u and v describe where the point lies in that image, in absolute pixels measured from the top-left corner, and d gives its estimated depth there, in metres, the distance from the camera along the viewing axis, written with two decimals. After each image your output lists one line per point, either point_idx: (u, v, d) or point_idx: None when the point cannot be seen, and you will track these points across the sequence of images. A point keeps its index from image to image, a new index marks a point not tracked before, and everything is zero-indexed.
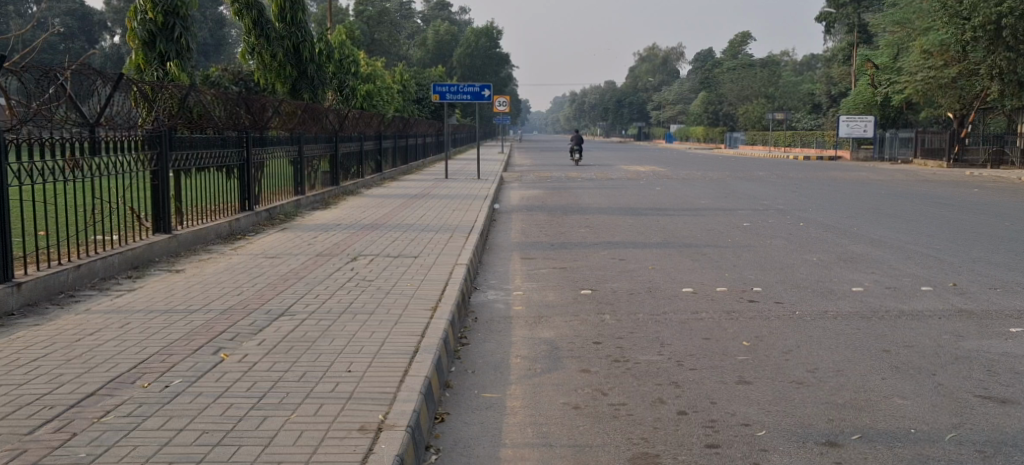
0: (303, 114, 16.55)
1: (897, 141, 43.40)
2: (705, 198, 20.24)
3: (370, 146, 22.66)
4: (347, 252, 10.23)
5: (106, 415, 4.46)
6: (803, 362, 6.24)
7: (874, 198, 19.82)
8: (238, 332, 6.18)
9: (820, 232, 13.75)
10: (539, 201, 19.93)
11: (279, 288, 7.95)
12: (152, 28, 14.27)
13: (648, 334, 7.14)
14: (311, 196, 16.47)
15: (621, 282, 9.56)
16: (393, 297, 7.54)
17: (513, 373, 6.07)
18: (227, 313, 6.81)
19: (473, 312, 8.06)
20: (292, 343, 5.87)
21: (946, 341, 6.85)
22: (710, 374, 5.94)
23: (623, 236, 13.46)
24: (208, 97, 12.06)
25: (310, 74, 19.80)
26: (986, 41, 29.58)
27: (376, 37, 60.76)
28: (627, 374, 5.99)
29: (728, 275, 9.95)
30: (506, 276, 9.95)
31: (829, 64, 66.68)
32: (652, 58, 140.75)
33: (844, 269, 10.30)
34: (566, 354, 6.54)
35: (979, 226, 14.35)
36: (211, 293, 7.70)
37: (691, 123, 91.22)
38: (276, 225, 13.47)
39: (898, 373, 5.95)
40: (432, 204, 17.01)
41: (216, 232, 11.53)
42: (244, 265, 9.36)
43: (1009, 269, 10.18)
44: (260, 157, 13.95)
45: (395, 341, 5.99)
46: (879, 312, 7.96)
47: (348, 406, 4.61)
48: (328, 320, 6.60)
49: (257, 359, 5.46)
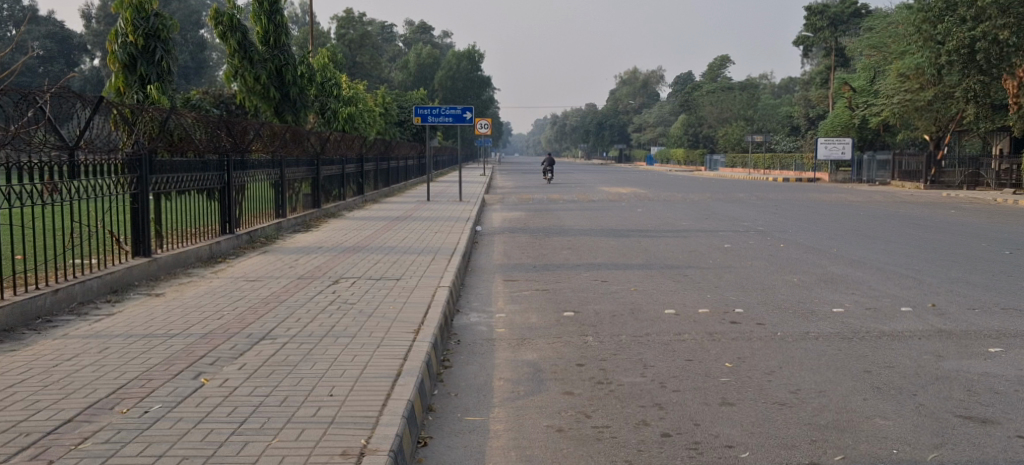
0: (285, 137, 16.53)
1: (875, 163, 43.87)
2: (686, 219, 20.36)
3: (351, 169, 22.64)
4: (329, 275, 10.20)
5: (84, 442, 4.39)
6: (786, 383, 6.26)
7: (853, 219, 19.98)
8: (218, 357, 6.11)
9: (801, 253, 13.86)
10: (521, 223, 19.96)
11: (259, 312, 7.89)
12: (133, 51, 14.10)
13: (631, 355, 7.14)
14: (292, 218, 16.43)
15: (603, 304, 9.56)
16: (375, 320, 7.50)
17: (495, 396, 6.06)
18: (208, 338, 6.74)
19: (456, 334, 8.04)
20: (273, 368, 5.82)
21: (926, 361, 6.89)
22: (694, 397, 5.94)
23: (605, 258, 13.51)
24: (190, 120, 12.00)
25: (293, 97, 19.79)
26: (961, 65, 29.87)
27: (358, 60, 60.92)
28: (610, 396, 5.99)
29: (710, 296, 9.98)
30: (489, 299, 9.95)
31: (806, 87, 67.36)
32: (633, 81, 141.67)
33: (825, 289, 10.38)
34: (549, 377, 6.53)
35: (957, 247, 14.48)
36: (190, 317, 7.62)
37: (671, 145, 91.81)
38: (257, 248, 13.42)
39: (880, 393, 5.98)
40: (415, 226, 17.02)
41: (196, 255, 11.47)
42: (225, 288, 9.29)
43: (988, 289, 10.26)
44: (241, 180, 13.92)
45: (377, 364, 5.97)
46: (859, 332, 7.99)
47: (330, 431, 4.57)
48: (310, 344, 6.55)
49: (238, 383, 5.40)
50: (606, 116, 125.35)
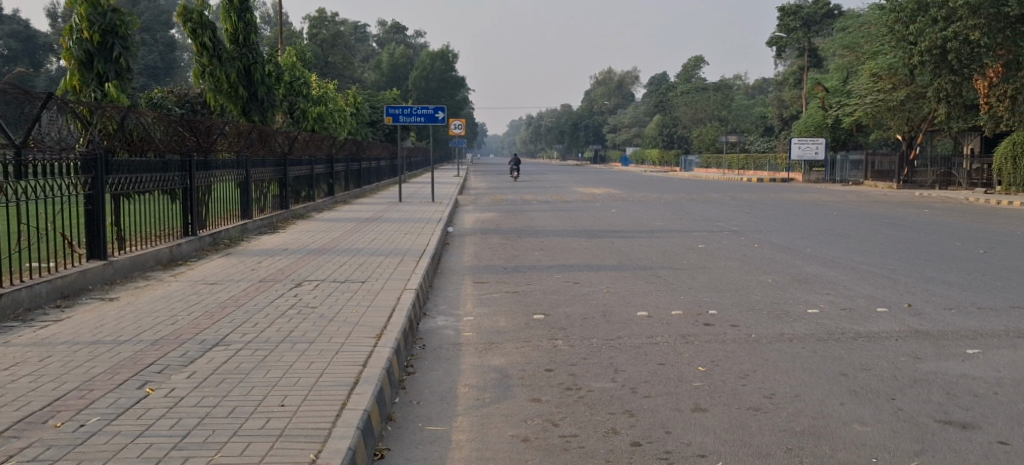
0: (251, 136, 16.14)
1: (848, 164, 44.05)
2: (661, 219, 20.20)
3: (320, 169, 22.28)
4: (291, 278, 9.89)
5: (9, 460, 4.08)
6: (760, 387, 6.04)
7: (828, 219, 19.90)
8: (167, 365, 5.81)
9: (775, 253, 13.71)
10: (493, 224, 19.72)
11: (215, 317, 7.56)
12: (89, 48, 12.74)
13: (601, 360, 6.91)
14: (258, 220, 16.06)
15: (574, 306, 9.33)
16: (335, 325, 7.21)
17: (459, 404, 5.81)
18: (158, 345, 6.42)
19: (421, 339, 7.77)
20: (224, 376, 5.53)
21: (903, 363, 6.70)
22: (665, 402, 5.71)
23: (578, 259, 13.28)
24: (149, 119, 11.61)
25: (260, 96, 19.30)
26: (931, 65, 29.75)
27: (330, 60, 60.41)
28: (579, 403, 5.75)
29: (683, 297, 9.79)
30: (457, 301, 9.67)
31: (779, 88, 67.63)
32: (608, 82, 141.72)
33: (799, 290, 10.20)
34: (516, 383, 6.28)
35: (931, 246, 14.41)
36: (142, 323, 7.29)
37: (645, 147, 91.96)
38: (219, 251, 13.06)
39: (856, 397, 5.77)
40: (385, 228, 16.73)
41: (155, 258, 11.10)
42: (182, 292, 8.96)
43: (963, 289, 10.14)
44: (204, 181, 13.56)
45: (335, 371, 5.69)
46: (835, 334, 7.82)
47: (278, 444, 4.30)
48: (265, 351, 6.25)
49: (184, 394, 5.11)
50: (581, 116, 125.44)
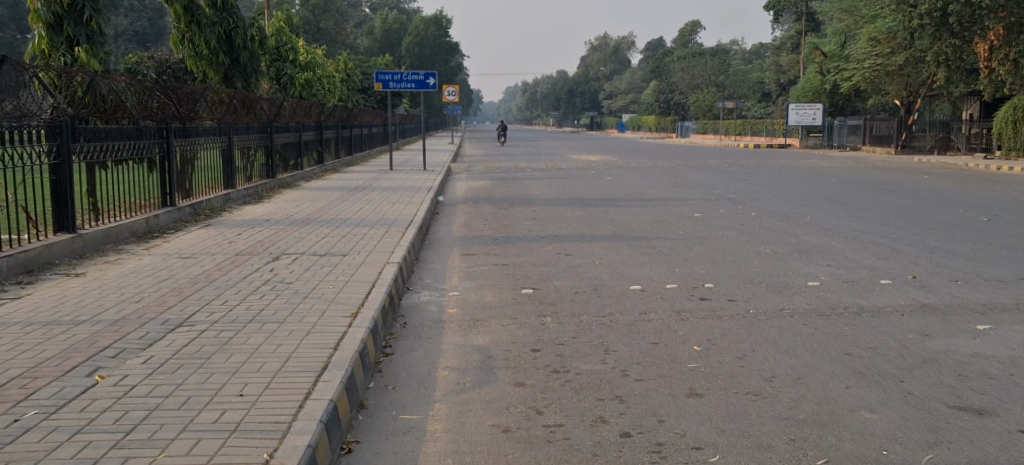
0: (234, 103, 15.58)
1: (846, 128, 43.45)
2: (656, 187, 19.77)
3: (309, 137, 21.77)
4: (270, 251, 9.46)
5: None
6: (759, 369, 5.65)
7: (827, 186, 19.50)
8: (123, 348, 5.42)
9: (773, 222, 13.33)
10: (485, 192, 19.30)
11: (183, 294, 7.15)
12: (58, 10, 12.14)
13: (591, 339, 6.52)
14: (242, 190, 15.58)
15: (564, 279, 8.92)
16: (310, 303, 6.80)
17: (437, 389, 5.43)
18: (117, 325, 6.03)
19: (402, 316, 7.36)
20: (182, 361, 5.15)
21: (911, 341, 6.32)
22: (657, 386, 5.33)
23: (570, 229, 12.87)
24: (122, 84, 11.13)
25: (242, 61, 18.28)
26: (932, 28, 29.08)
27: (321, 26, 59.16)
28: (566, 388, 5.36)
29: (678, 270, 9.39)
30: (442, 275, 9.26)
31: (777, 52, 66.77)
32: (605, 48, 140.36)
33: (798, 261, 9.81)
34: (500, 365, 5.88)
35: (933, 213, 14.01)
36: (105, 301, 6.88)
37: (641, 113, 91.29)
38: (199, 221, 12.61)
39: (862, 380, 5.39)
40: (372, 196, 16.28)
41: (129, 230, 10.65)
42: (154, 267, 8.55)
43: (969, 259, 9.76)
44: (183, 148, 13.09)
45: (302, 355, 5.31)
46: (837, 309, 7.43)
47: (230, 442, 4.00)
48: (231, 332, 5.86)
49: (136, 382, 4.75)
50: (577, 83, 124.35)
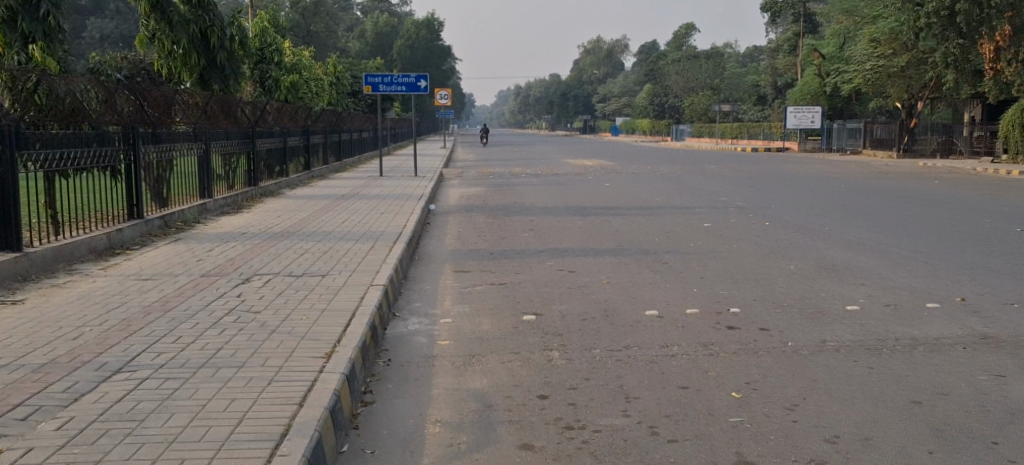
0: (210, 106, 14.50)
1: (844, 132, 42.54)
2: (659, 194, 18.81)
3: (296, 142, 20.76)
4: (240, 272, 8.40)
5: None
6: (817, 424, 4.69)
7: (839, 193, 18.53)
8: (41, 405, 4.40)
9: (789, 234, 12.35)
10: (479, 200, 18.31)
11: (130, 328, 6.11)
12: (12, 3, 11.09)
13: (609, 381, 5.53)
14: (219, 199, 14.50)
15: (570, 303, 7.90)
16: (277, 341, 5.76)
17: (426, 455, 4.42)
18: (41, 371, 5.00)
19: (387, 352, 6.32)
20: (108, 423, 4.15)
21: (989, 383, 5.38)
22: (696, 451, 4.37)
23: (572, 241, 11.87)
24: (80, 85, 10.06)
25: (221, 62, 17.12)
26: (940, 27, 28.38)
27: (311, 29, 58.13)
28: (583, 452, 4.40)
29: (696, 291, 8.39)
30: (433, 298, 8.23)
31: (772, 55, 65.94)
32: (597, 50, 139.56)
33: (829, 280, 8.82)
34: (502, 418, 4.89)
35: (958, 224, 13.07)
36: (36, 337, 5.83)
37: (636, 116, 90.36)
38: (169, 235, 11.49)
39: (945, 440, 4.45)
40: (360, 206, 15.23)
41: (90, 247, 9.56)
42: (105, 292, 7.49)
43: (1016, 278, 8.80)
44: (156, 155, 12.03)
45: (258, 414, 4.31)
46: (887, 340, 6.46)
47: None
48: (178, 381, 4.83)
49: (41, 458, 3.77)
50: (570, 87, 123.44)
